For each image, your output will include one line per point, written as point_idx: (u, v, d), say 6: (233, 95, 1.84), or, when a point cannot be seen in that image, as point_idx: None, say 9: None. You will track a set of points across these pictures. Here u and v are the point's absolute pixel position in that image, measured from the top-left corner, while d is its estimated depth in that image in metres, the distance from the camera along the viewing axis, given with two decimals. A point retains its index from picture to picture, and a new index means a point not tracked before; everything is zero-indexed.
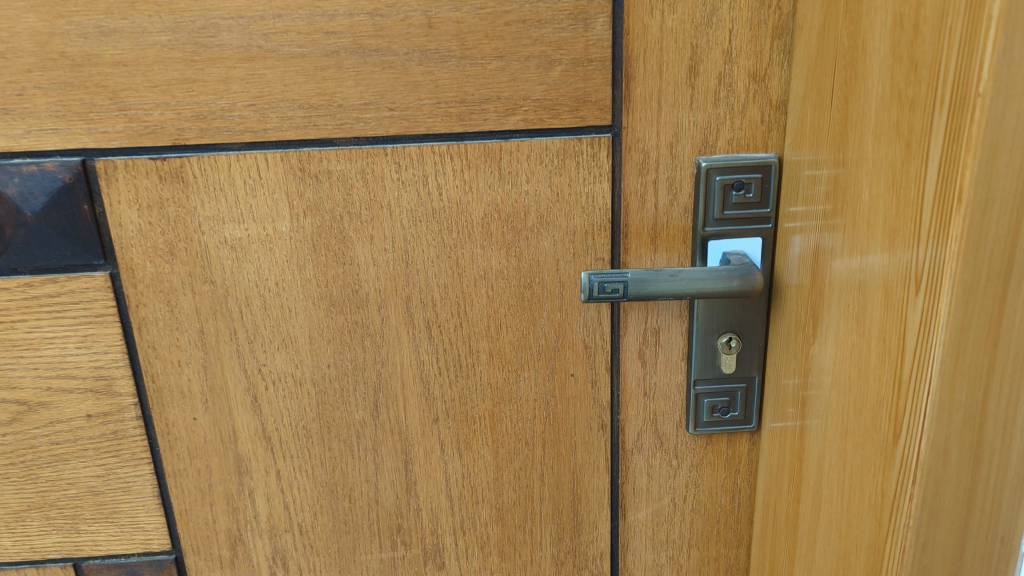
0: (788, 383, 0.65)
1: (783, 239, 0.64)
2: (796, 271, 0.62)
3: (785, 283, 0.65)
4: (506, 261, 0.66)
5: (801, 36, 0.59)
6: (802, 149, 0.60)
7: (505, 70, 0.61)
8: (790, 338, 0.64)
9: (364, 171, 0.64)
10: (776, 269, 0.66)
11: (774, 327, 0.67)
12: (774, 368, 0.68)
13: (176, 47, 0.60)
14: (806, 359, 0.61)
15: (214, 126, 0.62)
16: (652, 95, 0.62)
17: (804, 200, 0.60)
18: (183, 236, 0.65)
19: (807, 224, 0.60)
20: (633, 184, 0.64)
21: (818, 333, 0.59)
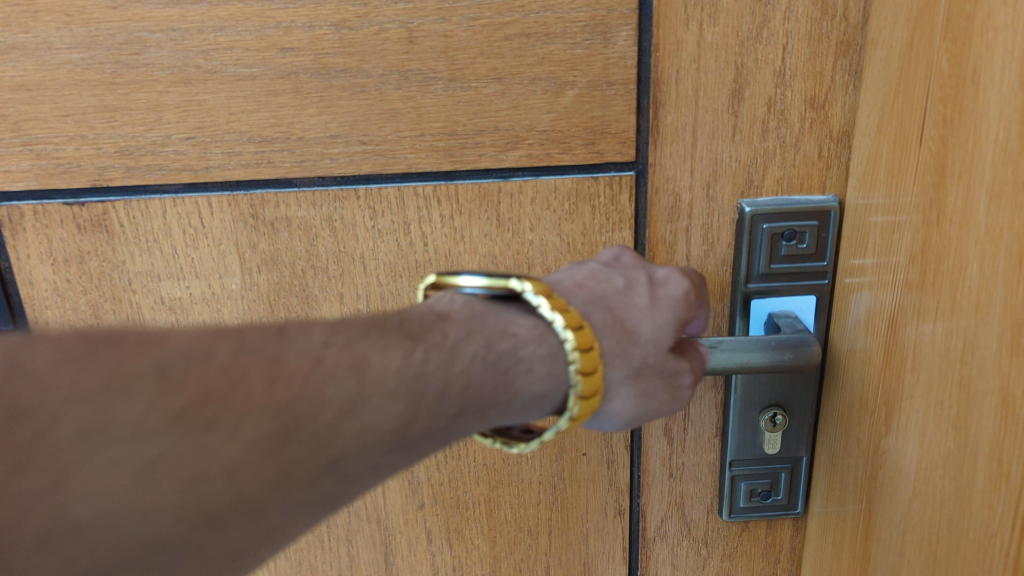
0: (848, 471, 0.54)
1: (843, 299, 0.52)
2: (860, 340, 0.51)
3: (843, 352, 0.53)
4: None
5: (874, 53, 0.47)
6: (874, 193, 0.48)
7: (505, 95, 0.49)
8: (851, 420, 0.53)
9: (331, 219, 0.52)
10: (832, 333, 0.54)
11: (829, 402, 0.56)
12: (829, 450, 0.57)
13: (93, 66, 0.47)
14: (875, 450, 0.50)
15: (143, 164, 0.50)
16: (685, 125, 0.50)
17: (874, 258, 0.48)
18: (109, 296, 0.53)
19: (877, 285, 0.48)
20: (660, 233, 0.53)
21: (894, 424, 0.48)
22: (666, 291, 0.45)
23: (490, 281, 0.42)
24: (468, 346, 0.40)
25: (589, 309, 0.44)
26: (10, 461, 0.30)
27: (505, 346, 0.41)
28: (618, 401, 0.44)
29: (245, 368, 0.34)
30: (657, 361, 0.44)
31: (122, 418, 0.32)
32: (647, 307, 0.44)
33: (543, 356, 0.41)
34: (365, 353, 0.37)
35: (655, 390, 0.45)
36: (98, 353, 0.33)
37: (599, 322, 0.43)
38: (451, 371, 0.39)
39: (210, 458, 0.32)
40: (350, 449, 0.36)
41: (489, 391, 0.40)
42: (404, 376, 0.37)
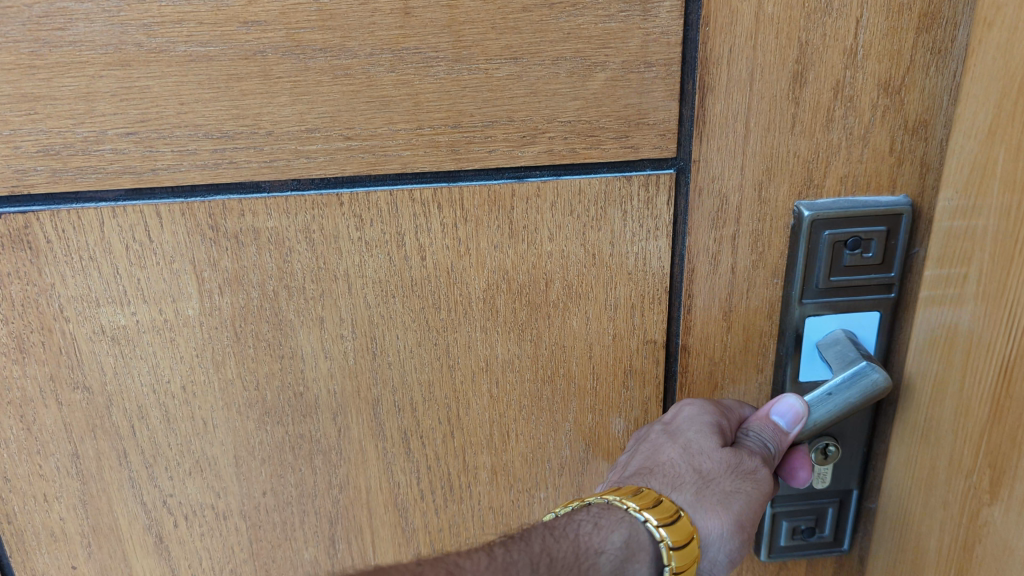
0: (920, 529, 0.46)
1: (922, 334, 0.44)
2: (949, 384, 0.42)
3: (923, 396, 0.45)
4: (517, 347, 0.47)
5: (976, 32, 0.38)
6: (980, 210, 0.39)
7: (522, 79, 0.40)
8: (932, 478, 0.45)
9: (308, 230, 0.43)
10: (909, 367, 0.46)
11: (899, 443, 0.47)
12: (892, 495, 0.49)
13: (5, 46, 0.37)
14: (972, 520, 0.42)
15: (74, 167, 0.40)
16: (737, 114, 0.42)
17: (978, 288, 0.39)
18: (36, 326, 0.43)
19: (981, 326, 0.39)
20: (701, 241, 0.45)
21: (1002, 494, 0.40)
22: (684, 416, 0.46)
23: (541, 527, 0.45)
24: (535, 532, 0.41)
25: (630, 480, 0.45)
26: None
27: (562, 522, 0.42)
28: (711, 522, 0.43)
29: None
30: (717, 461, 0.43)
31: None
32: (671, 439, 0.45)
33: (601, 510, 0.42)
34: (456, 561, 0.39)
35: (737, 484, 0.43)
36: None
37: (639, 480, 0.45)
38: (531, 551, 0.40)
39: None
40: None
41: (573, 559, 0.40)
42: (495, 569, 0.38)
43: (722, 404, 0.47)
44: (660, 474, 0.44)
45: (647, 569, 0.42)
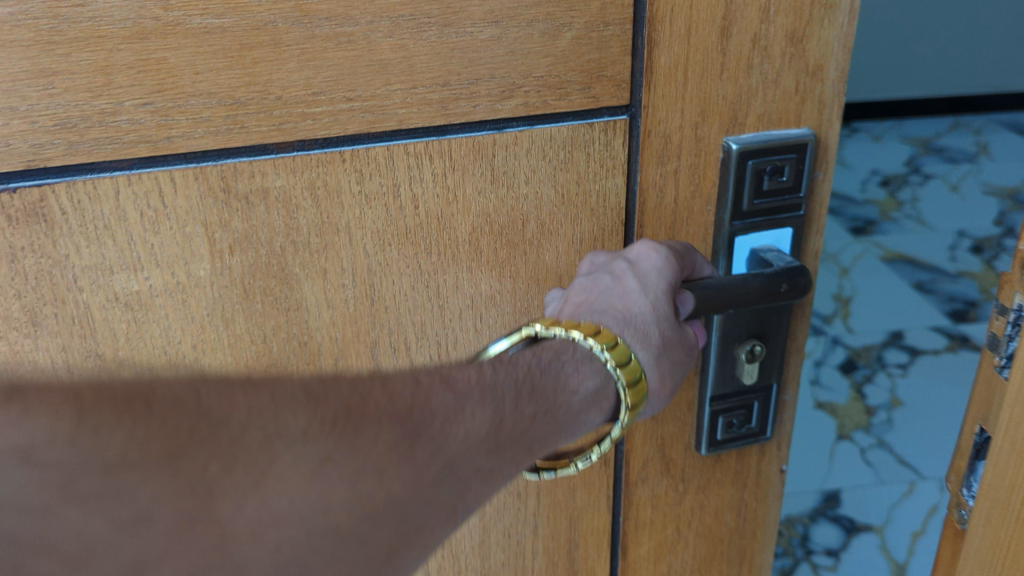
0: None
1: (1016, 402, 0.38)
2: None
3: None
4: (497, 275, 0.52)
5: None
6: None
7: (501, 40, 0.46)
8: None
9: (313, 187, 0.46)
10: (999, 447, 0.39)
11: (986, 529, 0.40)
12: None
13: (25, 22, 0.39)
14: None
15: (90, 138, 0.42)
16: (678, 65, 0.50)
17: None
18: (50, 298, 0.45)
19: None
20: (651, 176, 0.52)
21: None
22: (650, 267, 0.50)
23: (512, 340, 0.49)
24: (523, 361, 0.46)
25: (596, 317, 0.50)
26: (220, 461, 0.32)
27: (547, 356, 0.47)
28: (658, 379, 0.51)
29: (368, 386, 0.38)
30: (673, 327, 0.51)
31: (294, 427, 0.34)
32: (641, 289, 0.50)
33: (581, 358, 0.48)
34: (449, 372, 0.43)
35: (680, 354, 0.52)
36: (258, 381, 0.35)
37: (613, 325, 0.50)
38: (516, 376, 0.44)
39: (363, 458, 0.36)
40: (460, 451, 0.40)
41: (552, 391, 0.46)
42: (481, 383, 0.43)
43: (674, 248, 0.52)
44: (631, 324, 0.50)
45: (598, 418, 0.48)
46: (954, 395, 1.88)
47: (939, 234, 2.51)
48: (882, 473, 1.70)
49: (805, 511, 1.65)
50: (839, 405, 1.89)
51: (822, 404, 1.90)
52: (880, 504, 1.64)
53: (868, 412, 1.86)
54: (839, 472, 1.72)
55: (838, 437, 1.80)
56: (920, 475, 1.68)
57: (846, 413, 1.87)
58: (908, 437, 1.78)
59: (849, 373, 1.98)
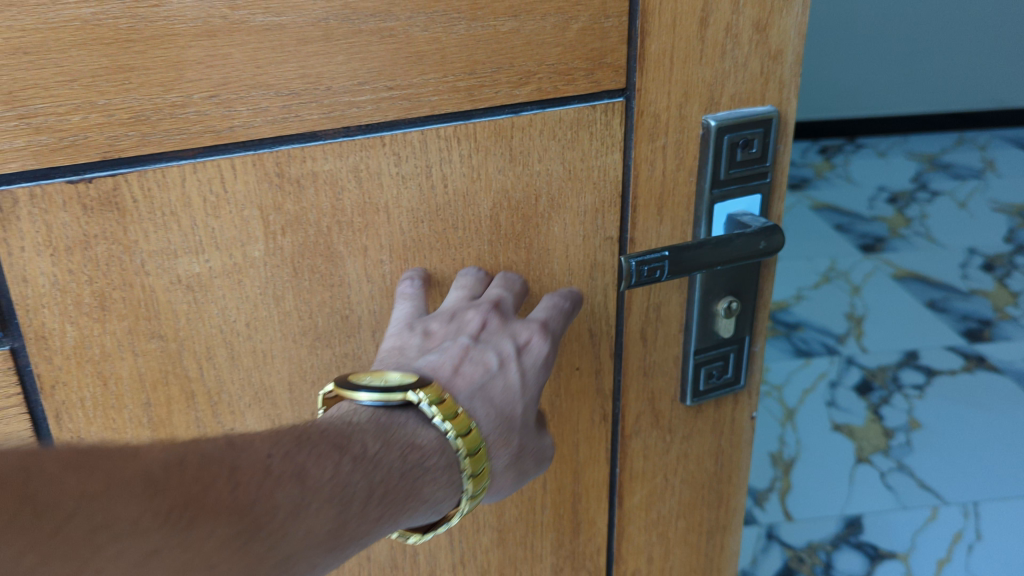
0: None
1: None
2: None
3: None
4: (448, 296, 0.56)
5: None
6: None
7: (520, 32, 0.52)
8: None
9: (357, 170, 0.51)
10: None
11: None
12: None
13: (105, 22, 0.42)
14: None
15: (162, 129, 0.45)
16: (665, 52, 0.56)
17: None
18: (119, 283, 0.48)
19: None
20: (643, 152, 0.59)
21: None
22: (533, 363, 0.56)
23: (387, 401, 0.50)
24: (387, 461, 0.47)
25: (472, 401, 0.53)
26: (38, 551, 0.33)
27: (415, 458, 0.48)
28: (507, 483, 0.56)
29: (211, 474, 0.39)
30: (532, 433, 0.56)
31: (122, 517, 0.36)
32: (522, 387, 0.55)
33: (443, 467, 0.50)
34: (309, 458, 0.44)
35: (536, 460, 0.57)
36: (91, 458, 0.36)
37: (493, 419, 0.54)
38: (372, 478, 0.46)
39: (194, 553, 0.37)
40: (297, 549, 0.42)
41: (405, 497, 0.47)
42: (334, 485, 0.44)
43: (551, 334, 0.57)
44: (508, 423, 0.54)
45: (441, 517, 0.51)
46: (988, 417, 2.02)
47: (956, 252, 2.70)
48: (905, 499, 1.81)
49: (826, 538, 1.75)
50: (857, 426, 2.03)
51: (839, 425, 2.03)
52: (903, 532, 1.73)
53: (885, 434, 1.99)
54: (855, 499, 1.83)
55: (855, 460, 1.92)
56: (942, 500, 1.80)
57: (863, 436, 1.99)
58: (930, 465, 1.90)
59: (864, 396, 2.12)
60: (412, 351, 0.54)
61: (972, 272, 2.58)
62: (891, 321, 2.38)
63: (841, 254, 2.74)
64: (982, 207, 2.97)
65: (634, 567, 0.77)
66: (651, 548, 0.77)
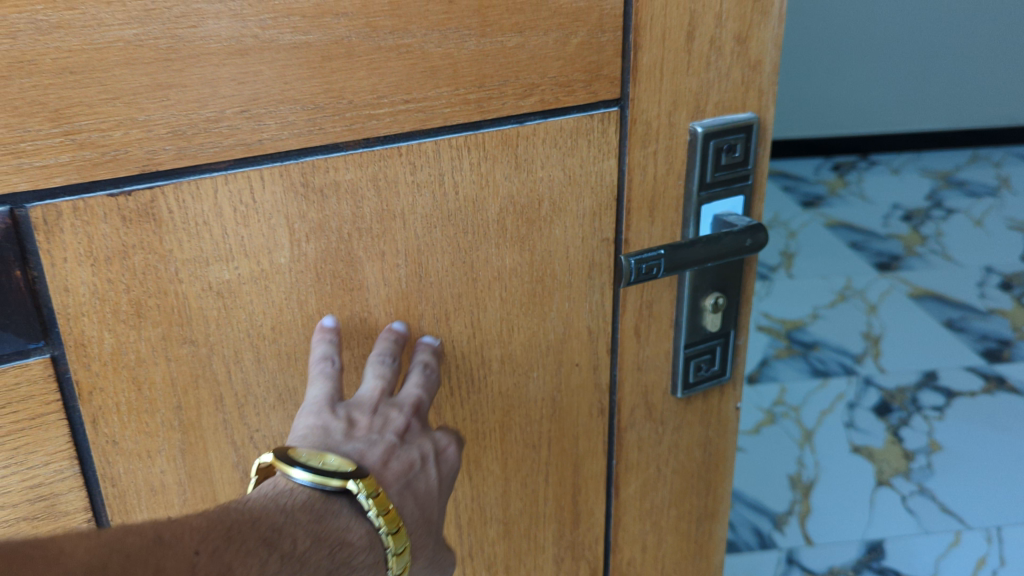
0: None
1: None
2: None
3: None
4: (391, 356, 0.58)
5: None
6: None
7: (524, 47, 0.55)
8: None
9: (376, 179, 0.54)
10: None
11: None
12: None
13: (146, 43, 0.45)
14: None
15: (196, 143, 0.48)
16: (656, 64, 0.60)
17: None
18: (154, 290, 0.50)
19: None
20: (637, 158, 0.63)
21: None
22: (449, 468, 0.60)
23: (317, 482, 0.51)
24: (314, 557, 0.48)
25: (399, 499, 0.56)
26: None
27: (343, 554, 0.50)
28: None
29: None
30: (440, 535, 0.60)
31: None
32: (439, 491, 0.59)
33: (370, 563, 0.51)
34: (234, 562, 0.44)
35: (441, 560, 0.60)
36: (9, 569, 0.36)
37: (415, 520, 0.57)
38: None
39: None
40: None
41: None
42: None
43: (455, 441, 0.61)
44: (427, 525, 0.58)
45: None
46: (1003, 441, 2.02)
47: (969, 274, 2.71)
48: (927, 524, 1.80)
49: (848, 563, 1.73)
50: (875, 448, 2.03)
51: (858, 447, 2.03)
52: (925, 555, 1.73)
53: (906, 458, 1.99)
54: (879, 522, 1.82)
55: (876, 485, 1.91)
56: (965, 524, 1.80)
57: (880, 455, 2.01)
58: (962, 496, 1.87)
59: (883, 417, 2.12)
60: (335, 434, 0.55)
61: (993, 291, 2.61)
62: (898, 343, 2.40)
63: (855, 279, 2.73)
64: (998, 228, 3.00)
65: (630, 556, 0.80)
66: (645, 537, 0.80)
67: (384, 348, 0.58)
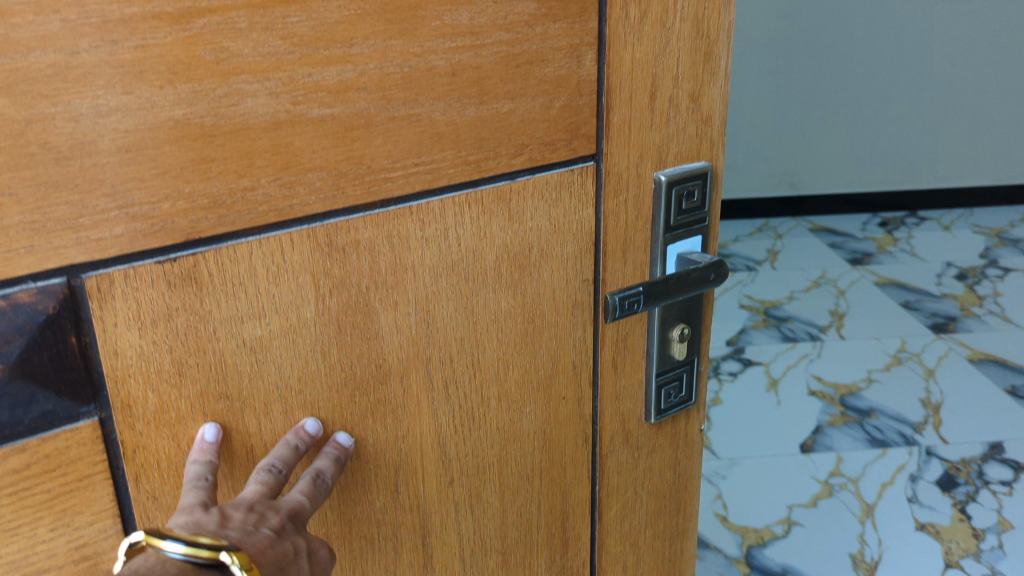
0: None
1: None
2: None
3: None
4: (280, 462, 0.57)
5: None
6: None
7: (516, 111, 0.61)
8: None
9: (390, 236, 0.59)
10: None
11: None
12: None
13: (193, 121, 0.49)
14: None
15: (235, 211, 0.52)
16: (625, 123, 0.68)
17: None
18: (194, 349, 0.53)
19: None
20: (611, 206, 0.70)
21: None
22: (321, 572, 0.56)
23: (190, 552, 0.47)
24: None
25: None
26: None
27: None
28: None
29: None
30: None
31: None
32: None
33: None
34: None
35: None
36: None
37: None
38: None
39: None
40: None
41: None
42: None
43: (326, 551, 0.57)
44: None
45: None
46: None
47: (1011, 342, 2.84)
48: None
49: None
50: (944, 526, 2.05)
51: (925, 525, 2.05)
52: None
53: (977, 538, 2.00)
54: None
55: (944, 566, 1.92)
56: None
57: (949, 533, 2.02)
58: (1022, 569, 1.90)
59: (950, 493, 2.15)
60: (210, 524, 0.51)
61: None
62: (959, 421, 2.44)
63: (893, 342, 2.88)
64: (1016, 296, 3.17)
65: None
66: (625, 557, 0.85)
67: (282, 454, 0.57)
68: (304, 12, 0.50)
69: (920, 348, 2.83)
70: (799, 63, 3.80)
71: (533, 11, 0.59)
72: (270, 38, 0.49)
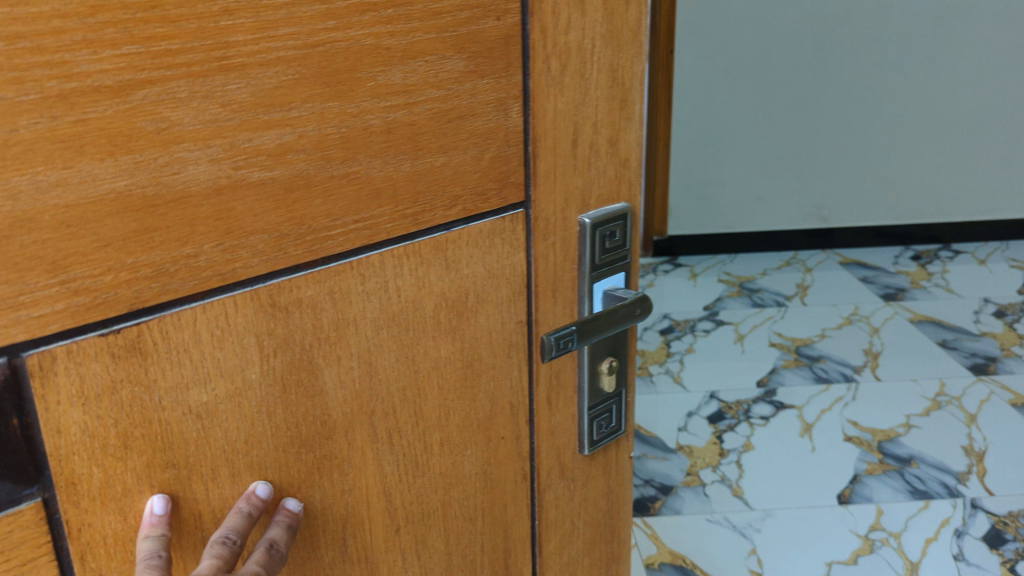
0: None
1: None
2: None
3: None
4: (232, 533, 0.56)
5: None
6: None
7: (449, 164, 0.63)
8: None
9: (332, 292, 0.59)
10: None
11: None
12: None
13: (135, 192, 0.48)
14: None
15: (178, 278, 0.51)
16: (551, 170, 0.70)
17: None
18: (140, 420, 0.52)
19: None
20: (541, 249, 0.72)
21: None
22: None
23: None
24: None
25: None
26: None
27: None
28: None
29: None
30: None
31: None
32: None
33: None
34: None
35: None
36: None
37: None
38: None
39: None
40: None
41: None
42: None
43: None
44: None
45: None
46: None
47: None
48: None
49: None
50: None
51: None
52: None
53: None
54: None
55: None
56: None
57: None
58: None
59: (997, 550, 2.22)
60: None
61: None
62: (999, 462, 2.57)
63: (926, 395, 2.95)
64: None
65: None
66: None
67: (233, 523, 0.57)
68: (242, 79, 0.51)
69: (960, 391, 2.96)
70: (732, 118, 3.99)
71: (462, 68, 0.61)
72: (210, 106, 0.50)
